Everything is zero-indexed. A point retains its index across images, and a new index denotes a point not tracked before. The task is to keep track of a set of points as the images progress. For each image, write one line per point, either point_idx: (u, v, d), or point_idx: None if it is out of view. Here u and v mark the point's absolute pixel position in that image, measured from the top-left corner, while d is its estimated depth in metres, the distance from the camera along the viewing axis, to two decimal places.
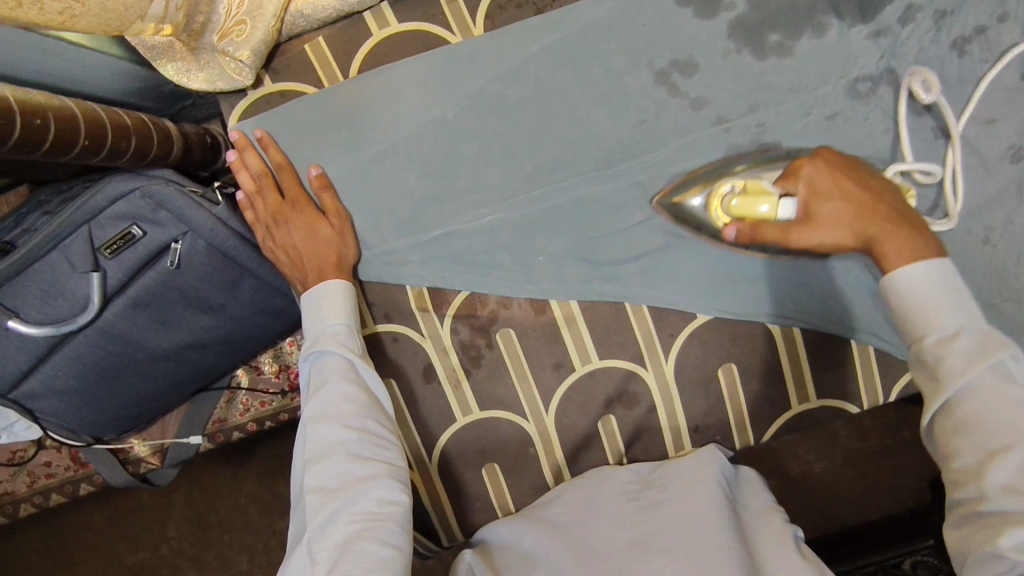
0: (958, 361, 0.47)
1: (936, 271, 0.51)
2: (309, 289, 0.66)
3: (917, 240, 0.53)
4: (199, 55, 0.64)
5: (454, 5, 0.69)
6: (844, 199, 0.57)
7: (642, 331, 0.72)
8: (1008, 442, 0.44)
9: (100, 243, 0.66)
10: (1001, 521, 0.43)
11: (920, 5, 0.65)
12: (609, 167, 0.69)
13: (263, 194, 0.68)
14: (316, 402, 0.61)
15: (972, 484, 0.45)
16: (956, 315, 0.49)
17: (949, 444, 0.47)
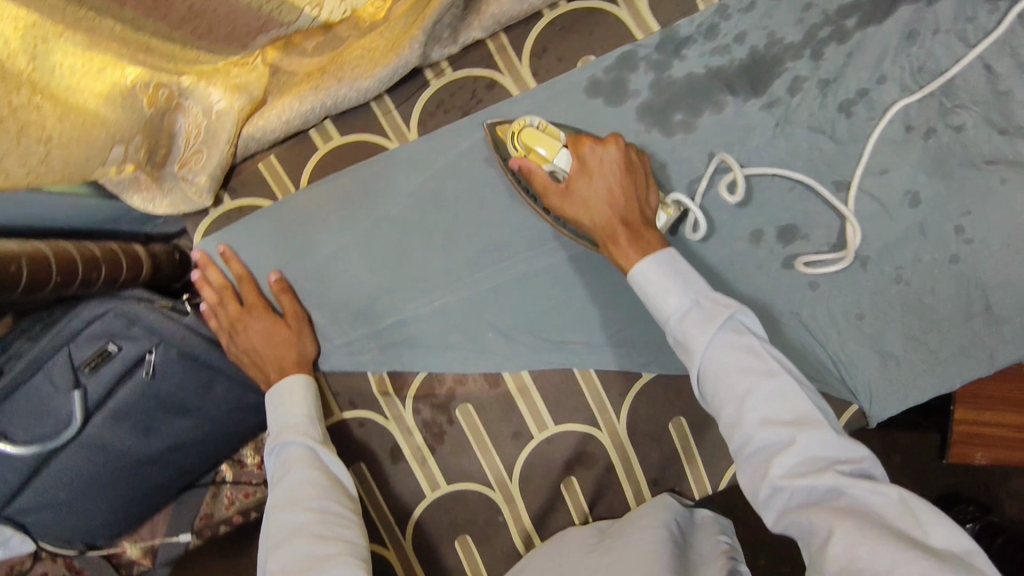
0: (696, 329, 0.56)
1: (662, 261, 0.60)
2: (273, 385, 0.72)
3: (649, 244, 0.62)
4: (163, 183, 0.72)
5: (390, 115, 0.75)
6: (608, 184, 0.64)
7: (592, 394, 0.76)
8: (751, 387, 0.53)
9: (80, 361, 0.72)
10: (768, 457, 0.51)
11: (806, 76, 0.72)
12: (544, 245, 0.74)
13: (224, 304, 0.73)
14: (280, 492, 0.66)
15: (737, 432, 0.53)
16: (685, 294, 0.58)
17: (715, 401, 0.55)
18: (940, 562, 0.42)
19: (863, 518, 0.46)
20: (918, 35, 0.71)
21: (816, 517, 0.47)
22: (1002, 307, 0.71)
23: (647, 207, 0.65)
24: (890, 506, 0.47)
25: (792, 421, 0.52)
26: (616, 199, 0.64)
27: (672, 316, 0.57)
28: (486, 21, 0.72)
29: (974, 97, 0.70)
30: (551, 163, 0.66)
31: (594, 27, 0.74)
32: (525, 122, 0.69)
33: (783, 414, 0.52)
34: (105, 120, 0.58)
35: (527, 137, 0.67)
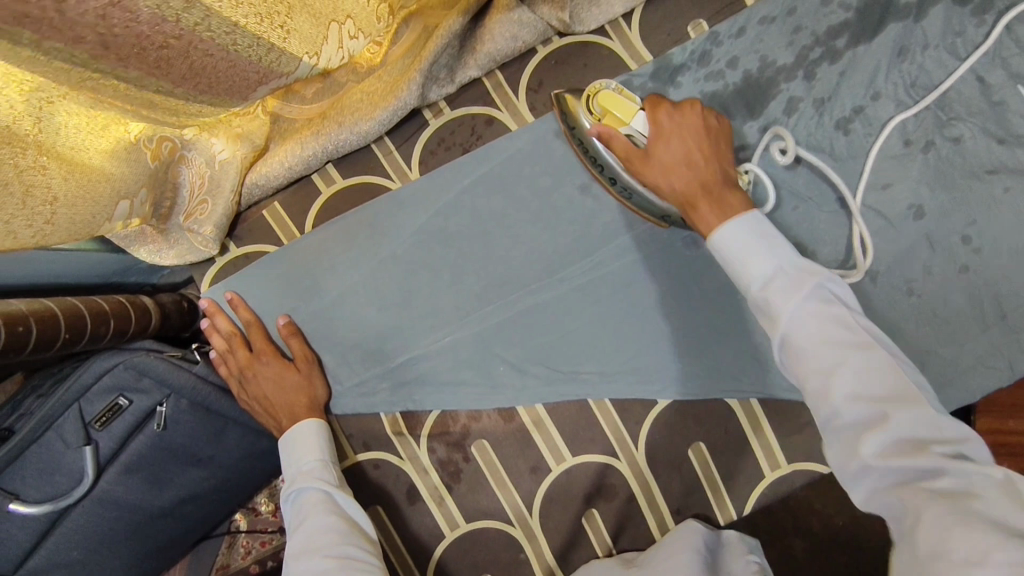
0: (779, 296, 0.55)
1: (741, 224, 0.59)
2: (284, 430, 0.72)
3: (730, 205, 0.61)
4: (169, 235, 0.72)
5: (391, 156, 0.76)
6: (687, 149, 0.64)
7: (609, 424, 0.75)
8: (841, 357, 0.51)
9: (91, 417, 0.72)
10: (859, 432, 0.49)
11: (800, 97, 0.72)
12: (550, 276, 0.74)
13: (234, 351, 0.74)
14: (297, 539, 0.65)
15: (825, 404, 0.51)
16: (769, 259, 0.57)
17: (800, 371, 0.53)
18: None
19: (963, 503, 0.44)
20: (908, 51, 0.71)
21: (910, 501, 0.46)
22: (1015, 315, 0.71)
23: (729, 170, 0.65)
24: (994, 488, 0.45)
25: (884, 396, 0.49)
26: (692, 158, 0.64)
27: (754, 282, 0.56)
28: (481, 60, 0.73)
29: (969, 109, 0.71)
30: (628, 126, 0.66)
31: (588, 58, 0.74)
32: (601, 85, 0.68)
33: (875, 386, 0.50)
34: (110, 176, 0.58)
35: (605, 99, 0.66)
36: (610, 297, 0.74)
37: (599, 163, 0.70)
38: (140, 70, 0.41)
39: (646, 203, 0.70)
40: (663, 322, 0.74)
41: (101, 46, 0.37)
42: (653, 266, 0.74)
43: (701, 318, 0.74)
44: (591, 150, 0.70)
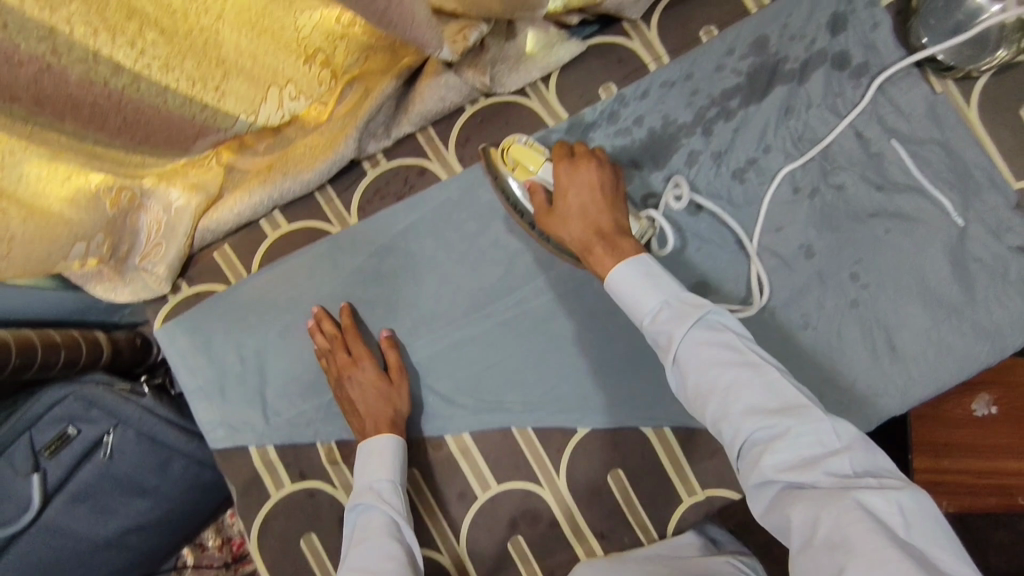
0: (804, 435, 0.56)
1: (786, 455, 0.56)
2: (365, 439, 0.75)
3: (713, 356, 0.60)
4: (125, 275, 0.79)
5: (332, 203, 0.83)
6: (589, 198, 0.72)
7: (532, 452, 0.80)
8: (729, 386, 0.59)
9: (41, 445, 0.75)
10: (760, 448, 0.57)
11: (700, 150, 0.81)
12: (477, 311, 0.81)
13: (336, 351, 0.78)
14: (359, 558, 0.67)
15: (727, 425, 0.59)
16: (787, 452, 0.56)
17: (737, 397, 0.59)
18: (788, 417, 0.57)
19: (794, 460, 0.56)
20: (794, 110, 0.80)
21: (781, 455, 0.56)
22: (903, 346, 0.77)
23: (620, 219, 0.73)
24: (795, 435, 0.56)
25: (776, 408, 0.58)
26: (574, 195, 0.73)
27: (739, 421, 0.58)
28: (413, 118, 0.81)
29: (850, 160, 0.79)
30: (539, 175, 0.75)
31: (509, 117, 0.83)
32: (513, 140, 0.77)
33: (771, 402, 0.58)
34: (70, 222, 0.66)
35: (517, 153, 0.76)
36: (532, 330, 0.81)
37: (520, 208, 0.78)
38: (78, 123, 0.51)
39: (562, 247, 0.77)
40: (580, 354, 0.80)
41: (36, 102, 0.47)
42: (572, 301, 0.81)
43: (614, 349, 0.80)
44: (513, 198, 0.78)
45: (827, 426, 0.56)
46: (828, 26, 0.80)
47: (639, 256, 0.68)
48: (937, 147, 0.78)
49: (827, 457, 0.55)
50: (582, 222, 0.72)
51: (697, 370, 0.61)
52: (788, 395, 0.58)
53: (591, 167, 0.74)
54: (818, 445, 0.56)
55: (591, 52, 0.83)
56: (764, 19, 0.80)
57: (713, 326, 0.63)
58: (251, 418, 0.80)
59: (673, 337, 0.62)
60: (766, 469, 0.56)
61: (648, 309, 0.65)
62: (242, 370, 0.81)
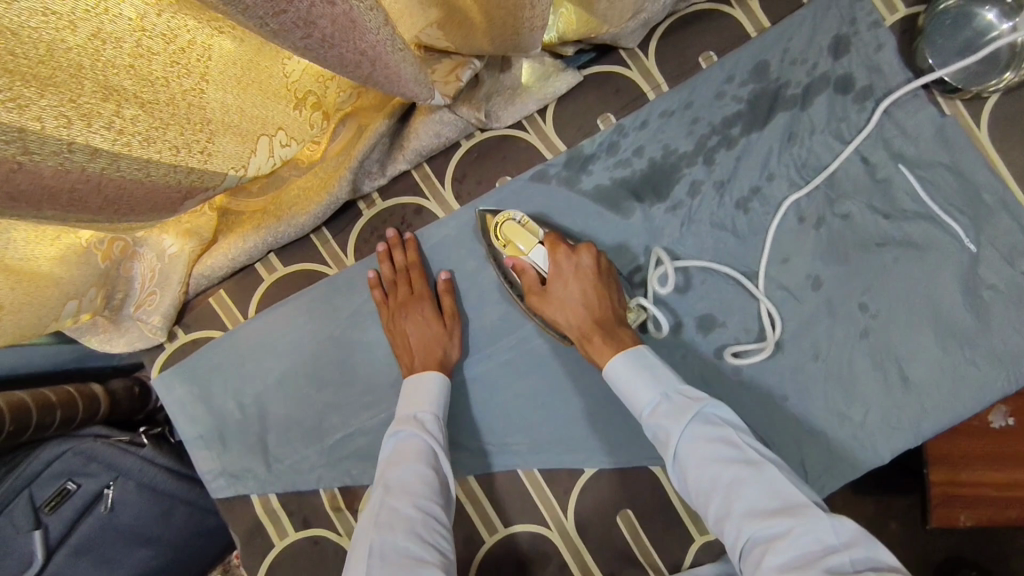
0: (804, 535, 0.55)
1: (786, 557, 0.55)
2: (414, 372, 0.74)
3: (710, 453, 0.62)
4: (121, 324, 0.78)
5: (328, 245, 0.82)
6: (586, 290, 0.73)
7: (538, 493, 0.79)
8: (728, 484, 0.61)
9: (41, 501, 0.74)
10: (760, 551, 0.57)
11: (702, 180, 0.79)
12: (478, 351, 0.80)
13: (397, 285, 0.78)
14: (394, 477, 0.66)
15: (728, 528, 0.60)
16: (788, 555, 0.55)
17: (736, 497, 0.60)
18: (787, 518, 0.57)
19: (794, 561, 0.55)
20: (797, 136, 0.78)
21: (779, 556, 0.55)
22: (916, 376, 0.75)
23: (616, 312, 0.74)
24: (796, 537, 0.56)
25: (776, 510, 0.58)
26: (570, 292, 0.73)
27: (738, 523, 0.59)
28: (408, 155, 0.79)
29: (856, 187, 0.78)
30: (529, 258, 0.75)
31: (506, 152, 0.81)
32: (510, 215, 0.76)
33: (770, 504, 0.59)
34: (59, 282, 0.64)
35: (508, 231, 0.75)
36: (535, 369, 0.79)
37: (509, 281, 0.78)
38: (55, 211, 0.43)
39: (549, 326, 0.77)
40: (585, 392, 0.79)
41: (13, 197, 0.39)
42: (575, 339, 0.79)
43: None
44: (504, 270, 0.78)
45: (827, 524, 0.55)
46: (830, 49, 0.78)
47: (633, 347, 0.71)
48: (946, 171, 0.76)
49: (828, 555, 0.54)
50: (580, 309, 0.73)
51: (698, 467, 0.63)
52: (787, 494, 0.59)
53: (589, 252, 0.74)
54: (819, 544, 0.55)
55: (588, 83, 0.81)
56: (765, 44, 0.78)
57: (713, 422, 0.65)
58: (252, 466, 0.79)
59: (672, 435, 0.65)
60: (767, 569, 0.55)
61: (648, 403, 0.68)
62: (242, 418, 0.81)
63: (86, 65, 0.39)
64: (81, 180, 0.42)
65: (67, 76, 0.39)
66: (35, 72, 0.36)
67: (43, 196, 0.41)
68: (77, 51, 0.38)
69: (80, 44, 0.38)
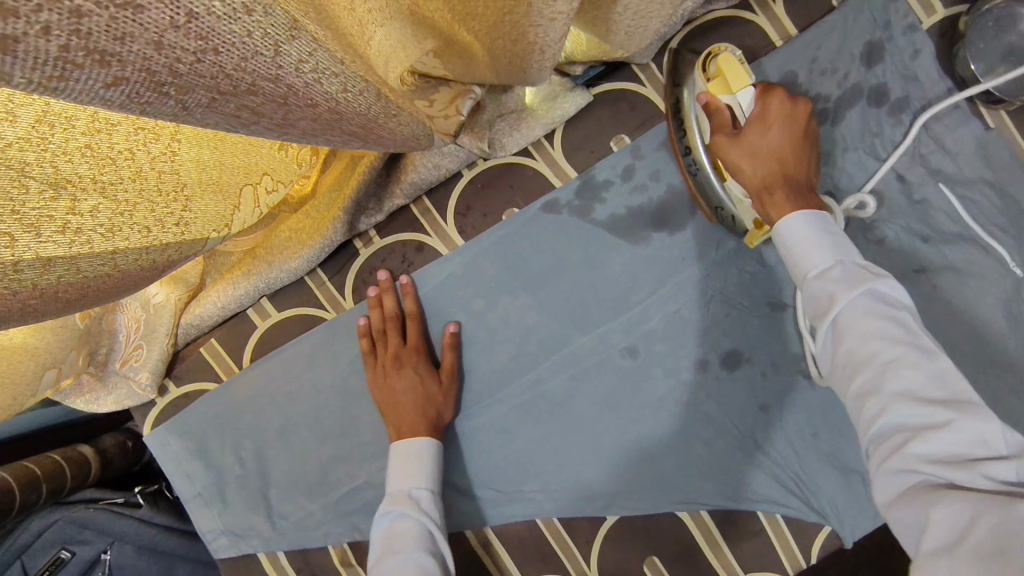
0: (966, 430, 0.45)
1: (934, 449, 0.45)
2: (404, 439, 0.71)
3: (879, 324, 0.52)
4: (107, 381, 0.73)
5: (324, 287, 0.77)
6: (787, 138, 0.64)
7: (559, 543, 0.75)
8: (886, 361, 0.50)
9: (35, 571, 0.71)
10: (904, 434, 0.47)
11: None
12: (490, 395, 0.76)
13: (388, 337, 0.74)
14: (392, 567, 0.62)
15: (871, 402, 0.49)
16: (940, 445, 0.45)
17: (890, 374, 0.49)
18: (954, 410, 0.46)
19: (944, 456, 0.45)
20: (828, 155, 0.72)
21: (928, 445, 0.45)
22: None
23: (808, 174, 0.65)
24: (959, 434, 0.45)
25: (941, 400, 0.47)
26: (767, 133, 0.64)
27: (886, 398, 0.49)
28: (406, 188, 0.73)
29: (892, 209, 0.72)
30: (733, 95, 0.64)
31: (512, 180, 0.75)
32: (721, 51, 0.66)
33: (935, 392, 0.48)
34: (34, 353, 0.58)
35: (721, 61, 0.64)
36: (551, 413, 0.75)
37: (682, 128, 0.68)
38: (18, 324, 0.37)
39: (707, 187, 0.69)
40: (603, 437, 0.74)
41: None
42: (592, 380, 0.74)
43: (641, 429, 0.74)
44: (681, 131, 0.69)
45: (998, 428, 0.45)
46: (862, 56, 0.71)
47: (819, 210, 0.62)
48: (990, 188, 0.70)
49: (991, 459, 0.44)
50: (779, 155, 0.64)
51: (860, 334, 0.52)
52: (960, 389, 0.48)
53: (805, 108, 0.66)
54: (983, 447, 0.44)
55: (598, 101, 0.74)
56: (791, 54, 0.71)
57: (890, 298, 0.54)
58: (256, 523, 0.76)
59: (837, 297, 0.55)
60: (908, 455, 0.46)
61: (817, 265, 0.58)
62: (242, 473, 0.76)
63: (32, 162, 0.34)
64: (33, 297, 0.36)
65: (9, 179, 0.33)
66: None
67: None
68: (18, 145, 0.33)
69: (22, 135, 0.33)
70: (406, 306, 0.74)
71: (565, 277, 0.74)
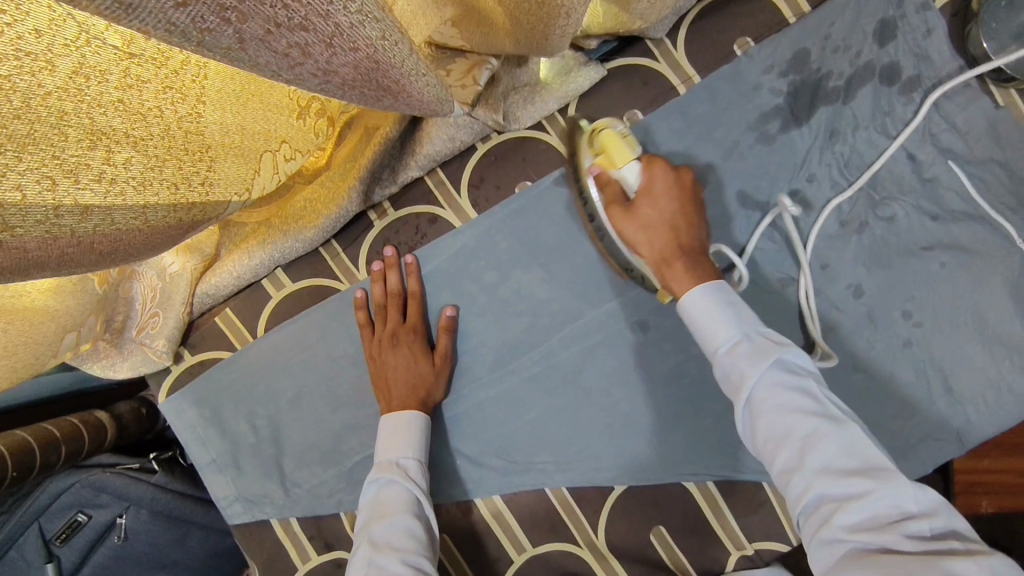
0: (885, 495, 0.48)
1: (856, 515, 0.49)
2: (393, 412, 0.72)
3: (789, 399, 0.54)
4: (123, 347, 0.74)
5: (338, 258, 0.78)
6: (677, 209, 0.66)
7: (567, 512, 0.76)
8: (806, 434, 0.52)
9: (52, 533, 0.71)
10: (830, 506, 0.50)
11: (736, 183, 0.73)
12: (501, 366, 0.77)
13: (386, 315, 0.75)
14: (380, 532, 0.63)
15: (796, 479, 0.52)
16: (861, 513, 0.48)
17: (810, 448, 0.52)
18: (868, 479, 0.49)
19: (866, 525, 0.48)
20: (839, 132, 0.73)
21: (851, 515, 0.49)
22: (962, 386, 0.71)
23: (703, 238, 0.67)
24: (877, 502, 0.48)
25: (856, 468, 0.50)
26: (659, 205, 0.65)
27: (809, 474, 0.51)
28: (421, 161, 0.73)
29: (902, 186, 0.73)
30: (620, 172, 0.65)
31: (525, 154, 0.76)
32: (605, 124, 0.68)
33: (850, 461, 0.51)
34: (56, 315, 0.59)
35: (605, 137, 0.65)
36: (561, 384, 0.76)
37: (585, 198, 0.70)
38: (49, 271, 0.38)
39: (615, 249, 0.71)
40: (613, 409, 0.75)
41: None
42: (603, 353, 0.75)
43: (649, 401, 0.75)
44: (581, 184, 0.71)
45: (909, 489, 0.48)
46: (875, 35, 0.72)
47: (716, 282, 0.63)
48: (998, 167, 0.71)
49: (907, 518, 0.48)
50: (671, 229, 0.66)
51: (774, 411, 0.54)
52: (869, 452, 0.51)
53: (689, 174, 0.68)
54: (896, 510, 0.48)
55: (611, 77, 0.75)
56: (805, 31, 0.72)
57: (795, 369, 0.56)
58: (269, 490, 0.77)
59: (747, 376, 0.56)
60: (836, 528, 0.49)
61: (726, 342, 0.59)
62: (256, 441, 0.77)
63: (70, 110, 0.34)
64: (71, 244, 0.38)
65: (49, 128, 0.33)
66: (10, 131, 0.32)
67: (28, 266, 0.36)
68: (57, 95, 0.33)
69: (61, 85, 0.33)
70: (409, 285, 0.75)
71: (577, 251, 0.75)
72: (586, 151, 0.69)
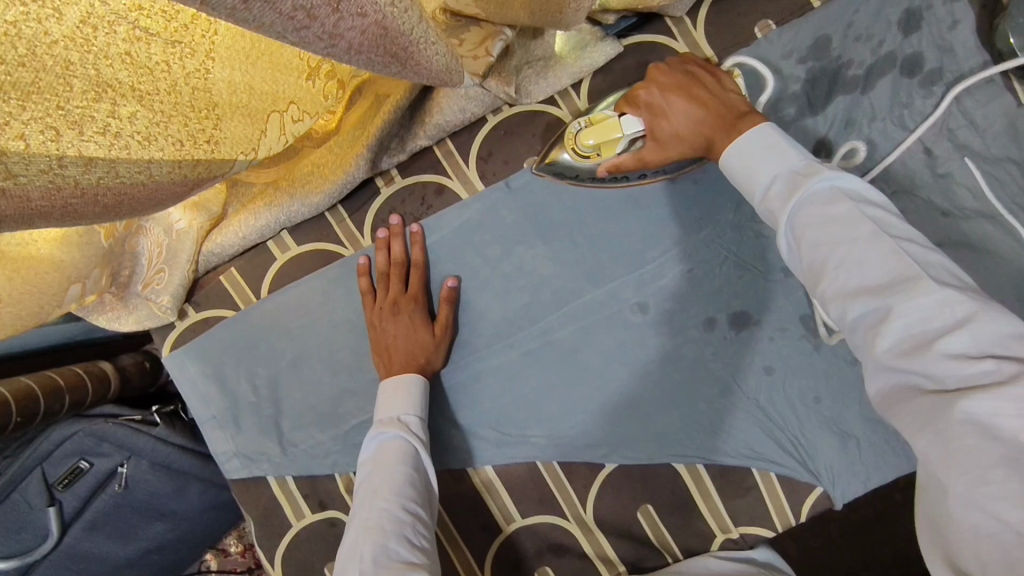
0: (912, 316, 0.44)
1: (889, 339, 0.45)
2: (395, 375, 0.73)
3: (822, 221, 0.50)
4: (128, 301, 0.74)
5: (343, 225, 0.78)
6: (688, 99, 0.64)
7: (557, 485, 0.77)
8: (835, 257, 0.49)
9: (54, 479, 0.73)
10: (867, 328, 0.46)
11: None
12: (499, 340, 0.77)
13: (390, 284, 0.75)
14: (380, 479, 0.65)
15: (834, 306, 0.49)
16: (895, 335, 0.44)
17: (846, 269, 0.48)
18: (896, 295, 0.45)
19: (901, 346, 0.44)
20: (855, 122, 0.72)
21: (883, 339, 0.45)
22: None
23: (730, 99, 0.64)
24: (904, 321, 0.44)
25: (884, 286, 0.46)
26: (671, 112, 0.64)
27: (842, 297, 0.48)
28: (430, 130, 0.73)
29: (914, 181, 0.72)
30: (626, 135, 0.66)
31: (536, 127, 0.75)
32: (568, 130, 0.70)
33: (880, 280, 0.46)
34: (63, 266, 0.59)
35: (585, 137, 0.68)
36: (557, 361, 0.77)
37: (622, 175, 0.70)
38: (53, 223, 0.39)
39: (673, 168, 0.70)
40: (608, 388, 0.76)
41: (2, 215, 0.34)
42: (601, 332, 0.76)
43: (645, 383, 0.75)
44: (562, 166, 0.72)
45: (939, 299, 0.43)
46: (900, 24, 0.70)
47: (757, 131, 0.59)
48: (1014, 166, 0.70)
49: (945, 334, 0.43)
50: (744, 100, 0.63)
51: (804, 247, 0.51)
52: (904, 267, 0.46)
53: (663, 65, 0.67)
54: (933, 325, 0.43)
55: (627, 53, 0.74)
56: (828, 17, 0.70)
57: (827, 195, 0.52)
58: (267, 448, 0.79)
59: (779, 216, 0.54)
60: (876, 354, 0.45)
61: (760, 184, 0.56)
62: (256, 400, 0.79)
63: (77, 61, 0.34)
64: (75, 195, 0.38)
65: (54, 77, 0.33)
66: (15, 79, 0.31)
67: (34, 217, 0.36)
68: (64, 45, 0.33)
69: (68, 34, 0.33)
70: (413, 254, 0.76)
71: (581, 229, 0.75)
72: (576, 155, 0.70)
